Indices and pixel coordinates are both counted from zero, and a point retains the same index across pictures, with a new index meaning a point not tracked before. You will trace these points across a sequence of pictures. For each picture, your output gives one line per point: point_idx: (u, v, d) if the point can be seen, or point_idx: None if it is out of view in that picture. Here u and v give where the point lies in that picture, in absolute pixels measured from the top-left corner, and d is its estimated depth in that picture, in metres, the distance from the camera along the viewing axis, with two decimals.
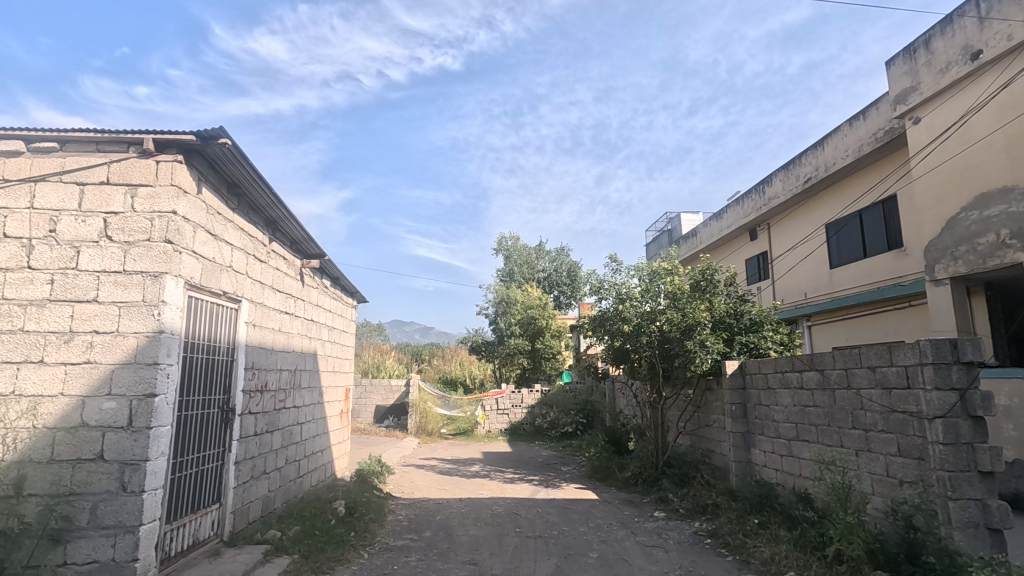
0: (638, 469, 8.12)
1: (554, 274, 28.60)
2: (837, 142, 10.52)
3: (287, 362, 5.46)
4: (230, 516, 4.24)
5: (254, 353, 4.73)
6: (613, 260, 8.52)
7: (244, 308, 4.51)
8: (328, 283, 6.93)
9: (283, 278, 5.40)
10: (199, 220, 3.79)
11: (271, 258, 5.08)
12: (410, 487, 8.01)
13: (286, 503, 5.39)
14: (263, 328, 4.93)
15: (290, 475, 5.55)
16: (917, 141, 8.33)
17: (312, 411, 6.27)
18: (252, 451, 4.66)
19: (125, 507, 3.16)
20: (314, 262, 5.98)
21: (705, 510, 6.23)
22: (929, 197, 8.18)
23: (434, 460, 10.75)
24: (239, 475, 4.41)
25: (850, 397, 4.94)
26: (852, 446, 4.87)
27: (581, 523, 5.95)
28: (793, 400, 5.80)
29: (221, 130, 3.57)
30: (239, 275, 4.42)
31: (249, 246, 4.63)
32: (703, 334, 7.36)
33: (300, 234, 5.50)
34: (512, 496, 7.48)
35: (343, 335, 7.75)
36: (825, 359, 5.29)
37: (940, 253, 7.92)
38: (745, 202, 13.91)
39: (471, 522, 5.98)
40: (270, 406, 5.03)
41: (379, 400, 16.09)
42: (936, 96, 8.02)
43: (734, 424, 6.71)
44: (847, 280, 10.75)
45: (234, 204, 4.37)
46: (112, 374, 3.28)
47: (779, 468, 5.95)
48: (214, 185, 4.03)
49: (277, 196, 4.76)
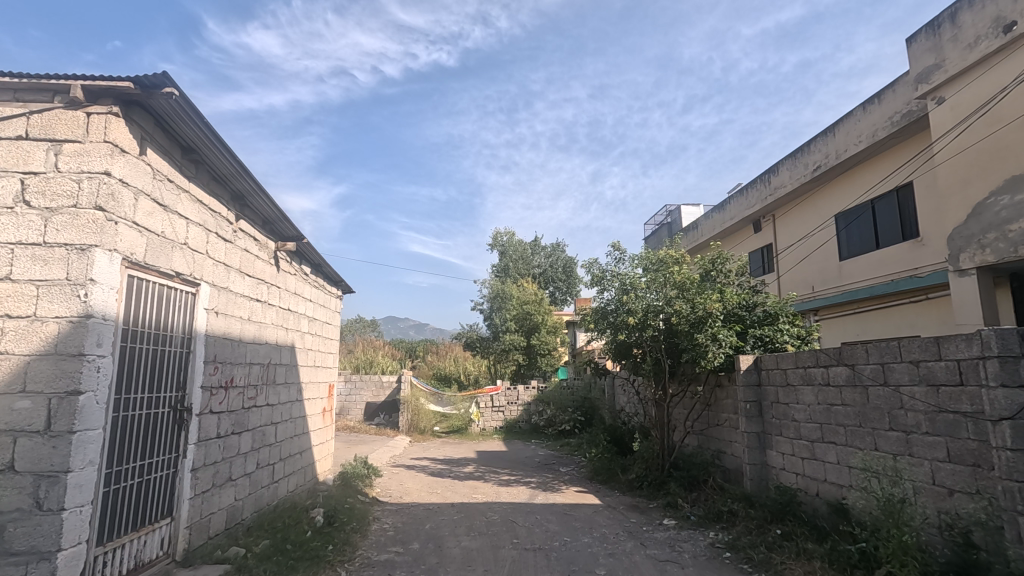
0: (643, 471, 7.59)
1: (549, 269, 28.15)
2: (850, 127, 10.02)
3: (258, 355, 4.89)
4: (185, 532, 3.68)
5: (216, 344, 4.15)
6: (616, 249, 7.99)
7: (204, 292, 3.94)
8: (309, 271, 6.36)
9: (253, 261, 4.81)
10: (143, 186, 3.23)
11: (237, 238, 4.49)
12: (398, 490, 7.44)
13: (256, 513, 4.80)
14: (229, 317, 4.37)
15: (262, 481, 4.98)
16: (940, 123, 7.84)
17: (289, 409, 5.70)
18: (215, 456, 4.09)
19: (40, 529, 2.60)
20: (290, 245, 5.39)
21: (718, 519, 5.71)
22: (954, 182, 7.69)
23: (425, 460, 10.20)
24: (196, 485, 3.84)
25: (887, 395, 4.43)
26: (889, 449, 4.37)
27: (585, 533, 5.41)
28: (817, 398, 5.28)
29: (166, 77, 3.00)
30: (196, 255, 3.84)
31: (210, 221, 4.04)
32: (715, 327, 6.82)
33: (272, 212, 4.91)
34: (507, 500, 6.94)
35: (326, 327, 7.15)
36: (857, 354, 4.76)
37: (966, 241, 7.44)
38: (750, 192, 13.40)
39: (464, 532, 5.43)
40: (237, 404, 4.46)
41: (369, 397, 15.53)
42: (962, 74, 7.52)
43: (749, 424, 6.19)
44: (859, 273, 10.27)
45: (190, 171, 3.78)
46: (26, 367, 2.72)
47: (800, 472, 5.44)
48: (163, 147, 3.45)
49: (242, 165, 4.16)
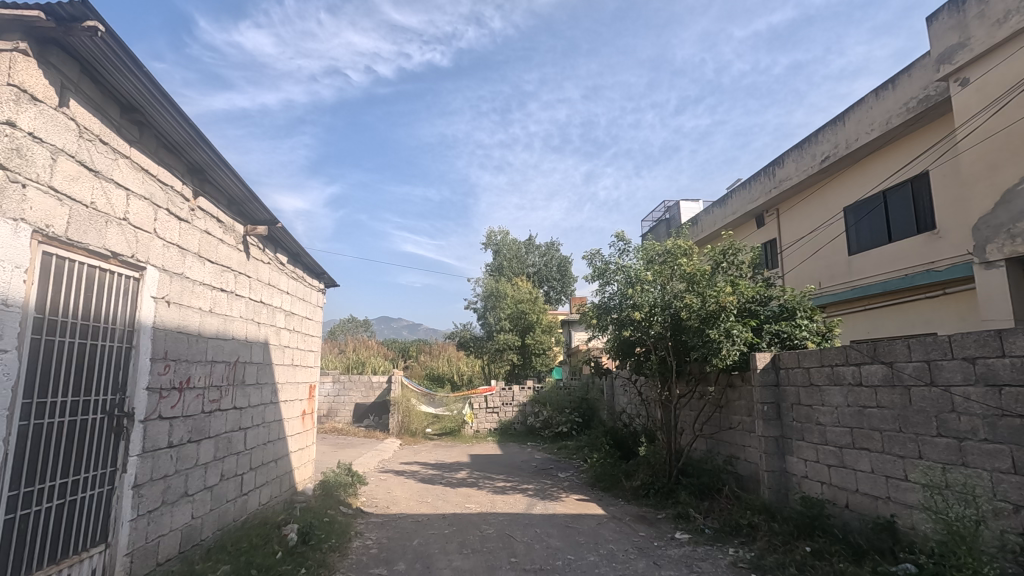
0: (649, 477, 7.05)
1: (543, 269, 27.66)
2: (861, 115, 9.55)
3: (222, 352, 4.32)
4: (124, 561, 3.11)
5: (169, 339, 3.59)
6: (620, 239, 7.47)
7: (151, 277, 3.37)
8: (286, 260, 5.79)
9: (216, 245, 4.21)
10: (66, 145, 2.67)
11: (195, 218, 3.90)
12: (385, 500, 6.86)
13: (219, 531, 4.22)
14: (187, 308, 3.80)
15: (227, 494, 4.41)
16: (965, 107, 7.39)
17: (261, 413, 5.13)
18: (165, 469, 3.53)
19: None
20: (261, 229, 4.82)
21: (737, 532, 5.19)
22: (979, 168, 7.25)
23: (416, 465, 9.60)
24: (140, 504, 3.27)
25: (934, 397, 3.92)
26: (938, 458, 3.86)
27: (590, 551, 4.86)
28: (847, 399, 4.77)
29: (88, 8, 2.44)
30: (141, 234, 3.27)
31: (158, 195, 3.46)
32: (729, 323, 6.22)
33: (239, 189, 4.33)
34: (503, 511, 6.37)
35: (306, 323, 6.57)
36: (896, 350, 4.25)
37: (993, 231, 6.99)
38: (754, 185, 12.89)
39: (455, 549, 4.88)
40: (196, 408, 3.90)
41: (358, 397, 14.90)
42: (990, 53, 7.05)
43: (767, 428, 5.66)
44: (871, 267, 9.79)
45: (132, 133, 3.21)
46: None
47: (826, 481, 4.94)
48: (94, 102, 2.88)
49: (198, 131, 3.59)
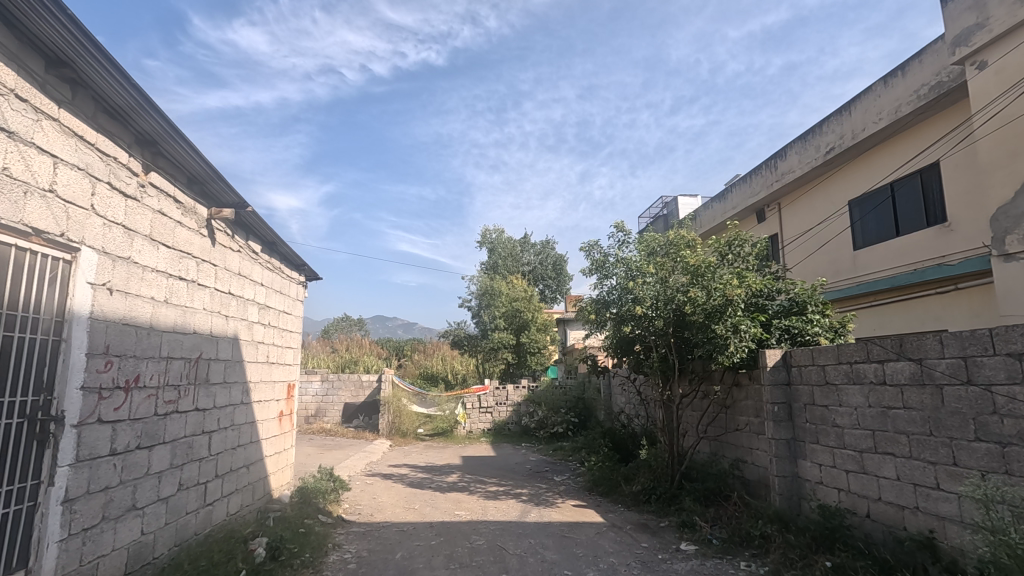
0: (649, 482, 6.63)
1: (539, 267, 27.21)
2: (869, 104, 9.17)
3: (181, 347, 3.88)
4: None
5: (113, 332, 3.15)
6: (620, 230, 7.05)
7: (89, 259, 2.93)
8: (260, 250, 5.36)
9: (171, 227, 3.77)
10: None
11: (144, 195, 3.45)
12: (369, 507, 6.43)
13: (177, 548, 3.79)
14: (135, 297, 3.35)
15: (188, 505, 3.97)
16: (983, 91, 7.01)
17: (230, 415, 4.69)
18: (107, 479, 3.09)
19: None
20: (227, 213, 4.37)
21: (748, 543, 4.80)
22: (998, 156, 6.89)
23: (405, 468, 9.15)
24: (74, 521, 2.83)
25: (971, 398, 3.53)
26: (975, 465, 3.48)
27: (587, 565, 4.45)
28: (868, 400, 4.37)
29: None
30: (74, 208, 2.83)
31: (97, 166, 3.02)
32: (736, 317, 5.80)
33: (198, 165, 3.88)
34: (495, 518, 5.95)
35: (284, 317, 6.14)
36: (927, 346, 3.85)
37: (1014, 222, 6.60)
38: (755, 178, 12.49)
39: (442, 564, 4.45)
40: (148, 410, 3.47)
41: (348, 397, 14.44)
42: (1010, 33, 6.66)
43: (777, 429, 5.26)
44: (878, 262, 9.41)
45: (62, 92, 2.77)
46: None
47: (844, 488, 4.56)
48: (9, 50, 2.45)
49: (145, 95, 3.16)
